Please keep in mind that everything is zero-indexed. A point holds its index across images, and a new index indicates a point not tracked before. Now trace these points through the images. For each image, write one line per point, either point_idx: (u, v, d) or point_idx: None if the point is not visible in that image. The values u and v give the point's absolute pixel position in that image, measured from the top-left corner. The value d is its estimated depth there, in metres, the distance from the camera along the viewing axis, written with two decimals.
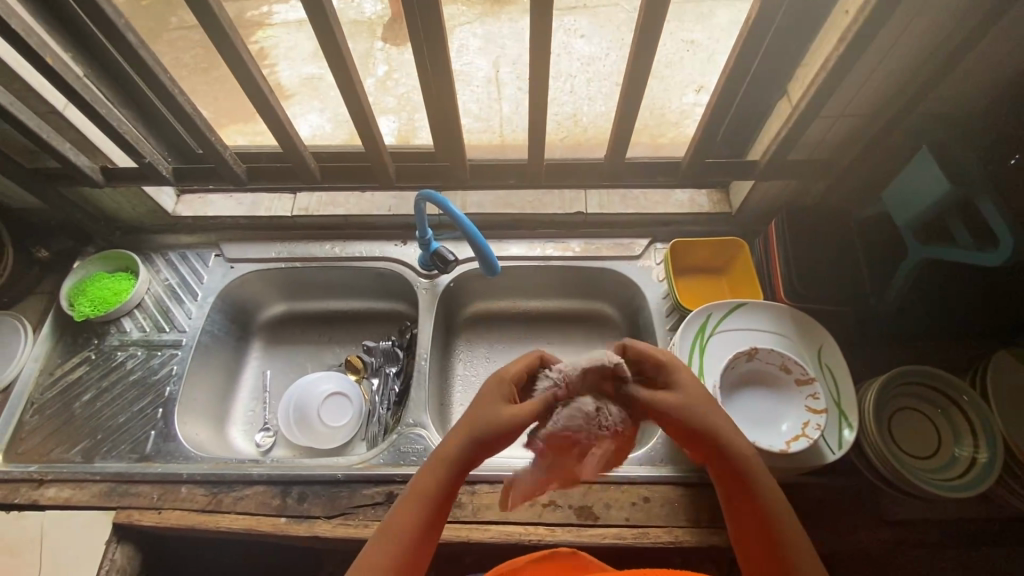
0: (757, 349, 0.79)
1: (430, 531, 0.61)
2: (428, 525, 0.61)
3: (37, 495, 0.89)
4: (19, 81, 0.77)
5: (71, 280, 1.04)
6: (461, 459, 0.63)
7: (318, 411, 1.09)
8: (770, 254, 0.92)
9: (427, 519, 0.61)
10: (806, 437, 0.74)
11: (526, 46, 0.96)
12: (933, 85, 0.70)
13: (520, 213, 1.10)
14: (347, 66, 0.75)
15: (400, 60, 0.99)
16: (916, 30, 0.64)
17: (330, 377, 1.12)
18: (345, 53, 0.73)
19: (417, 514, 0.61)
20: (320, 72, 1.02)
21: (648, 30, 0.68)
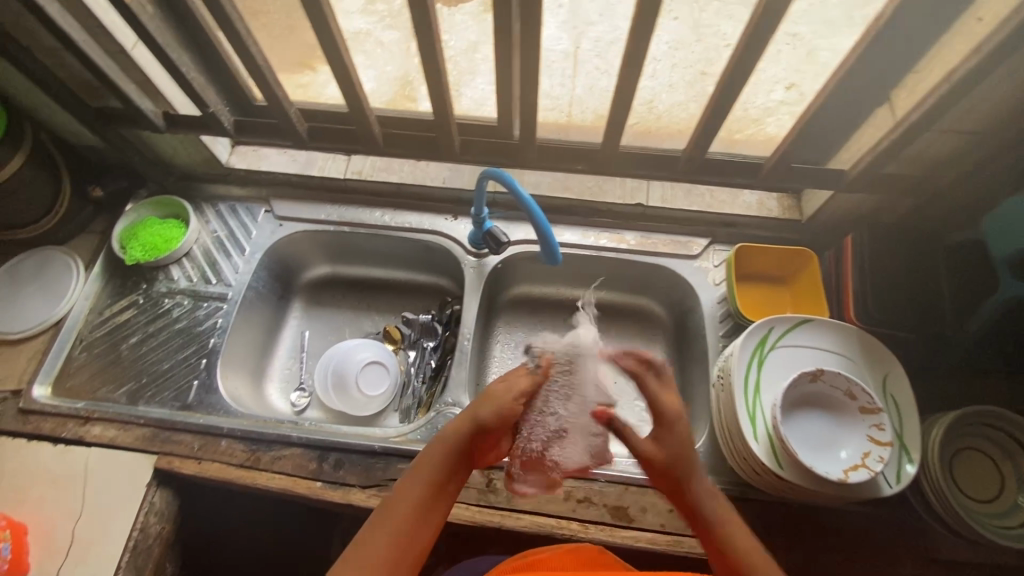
0: (823, 371, 0.74)
1: (422, 528, 0.61)
2: (426, 518, 0.61)
3: (83, 432, 0.91)
4: (90, 16, 0.75)
5: (123, 223, 1.05)
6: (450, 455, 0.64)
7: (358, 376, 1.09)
8: (843, 272, 0.87)
9: (425, 510, 0.61)
10: (866, 468, 0.71)
11: (614, 22, 0.79)
12: None
13: (577, 198, 1.07)
14: (432, 30, 0.71)
15: (452, 21, 0.80)
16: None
17: (366, 346, 1.12)
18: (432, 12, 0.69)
19: (419, 500, 0.61)
20: (369, 27, 0.80)
21: None
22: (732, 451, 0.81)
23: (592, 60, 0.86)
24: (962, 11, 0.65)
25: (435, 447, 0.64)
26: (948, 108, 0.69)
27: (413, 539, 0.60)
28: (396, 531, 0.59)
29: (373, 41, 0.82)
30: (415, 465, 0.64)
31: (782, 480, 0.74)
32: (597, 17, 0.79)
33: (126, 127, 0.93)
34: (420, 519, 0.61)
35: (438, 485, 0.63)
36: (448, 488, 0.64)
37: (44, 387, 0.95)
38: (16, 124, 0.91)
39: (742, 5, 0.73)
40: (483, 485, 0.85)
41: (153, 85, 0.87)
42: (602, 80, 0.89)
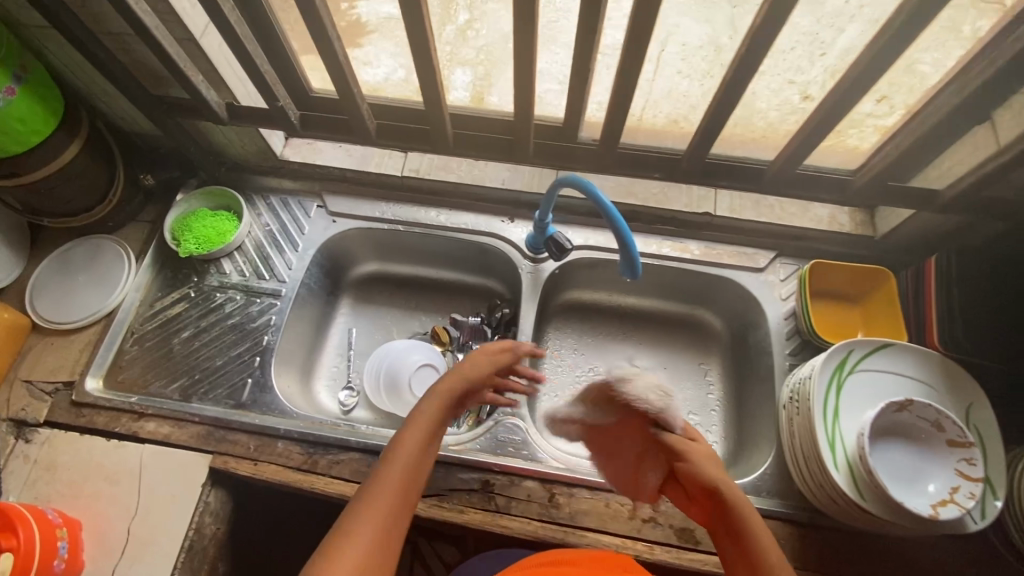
0: (912, 402, 0.71)
1: (397, 524, 0.62)
2: (399, 516, 0.62)
3: (137, 428, 0.89)
4: (165, 2, 0.72)
5: (175, 214, 1.03)
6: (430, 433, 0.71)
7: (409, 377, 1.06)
8: (924, 292, 0.85)
9: (398, 507, 0.63)
10: (956, 504, 0.68)
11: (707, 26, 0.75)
12: None
13: (642, 204, 1.03)
14: (532, 32, 0.68)
15: (484, 10, 0.74)
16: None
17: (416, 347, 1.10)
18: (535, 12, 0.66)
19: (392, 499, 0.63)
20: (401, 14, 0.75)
21: None
22: (807, 477, 0.78)
23: (675, 64, 0.82)
24: None
25: (398, 448, 0.67)
26: None
27: (389, 537, 0.60)
28: (375, 528, 0.60)
29: (452, 38, 0.79)
30: (381, 467, 0.66)
31: (865, 511, 0.71)
32: (690, 20, 0.75)
33: (186, 117, 0.91)
34: (394, 517, 0.62)
35: (407, 482, 0.65)
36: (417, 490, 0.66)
37: (96, 379, 0.93)
38: (73, 110, 0.89)
39: (849, 14, 0.70)
40: (546, 500, 0.83)
41: (219, 75, 0.84)
42: (684, 85, 0.85)
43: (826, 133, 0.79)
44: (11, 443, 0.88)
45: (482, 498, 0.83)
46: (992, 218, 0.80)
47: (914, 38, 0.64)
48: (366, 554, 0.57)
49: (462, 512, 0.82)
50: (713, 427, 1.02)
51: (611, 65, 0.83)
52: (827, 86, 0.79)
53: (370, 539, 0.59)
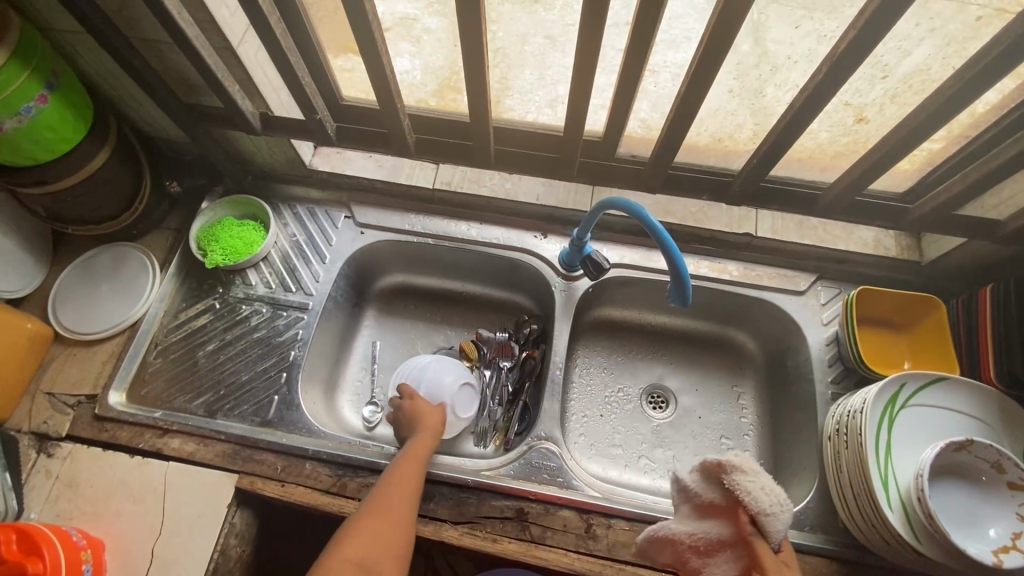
0: (972, 442, 0.68)
1: (399, 527, 0.72)
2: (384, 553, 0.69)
3: (161, 445, 0.87)
4: (206, 10, 0.69)
5: (201, 222, 1.00)
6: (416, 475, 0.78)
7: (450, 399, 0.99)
8: (980, 322, 0.82)
9: (385, 539, 0.70)
10: (1019, 551, 0.65)
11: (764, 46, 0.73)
12: None
13: (680, 223, 1.00)
14: (593, 50, 0.66)
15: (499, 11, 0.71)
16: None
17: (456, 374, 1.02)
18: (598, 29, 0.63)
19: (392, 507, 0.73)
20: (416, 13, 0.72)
21: None
22: (856, 516, 0.75)
23: (727, 82, 0.79)
24: None
25: (398, 466, 0.78)
26: None
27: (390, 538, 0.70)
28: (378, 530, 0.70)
29: (499, 51, 0.77)
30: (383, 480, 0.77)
31: (921, 556, 0.68)
32: (748, 39, 0.72)
33: (218, 126, 0.89)
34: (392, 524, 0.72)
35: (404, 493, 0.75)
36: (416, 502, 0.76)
37: (119, 393, 0.91)
38: (102, 117, 0.86)
39: (918, 37, 0.67)
40: (582, 530, 0.80)
41: (255, 85, 0.82)
42: (733, 102, 0.82)
43: (884, 159, 0.76)
44: (32, 458, 0.85)
45: (517, 527, 0.80)
46: None
47: (994, 65, 0.61)
48: (366, 550, 0.68)
49: (496, 541, 0.79)
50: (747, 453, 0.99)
51: (659, 82, 0.80)
52: (885, 109, 0.76)
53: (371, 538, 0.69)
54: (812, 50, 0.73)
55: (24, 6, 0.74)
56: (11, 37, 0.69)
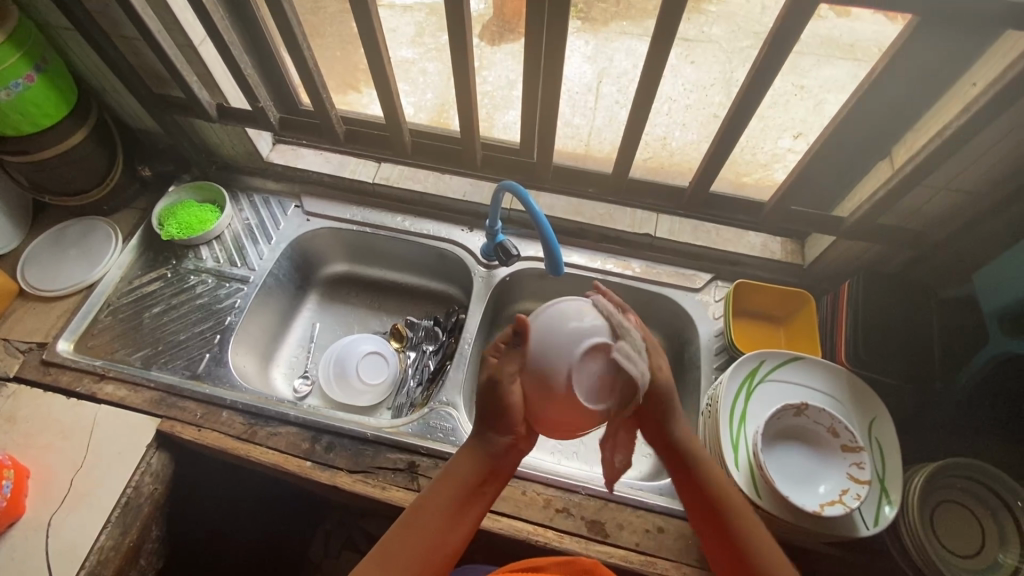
0: (807, 406, 0.76)
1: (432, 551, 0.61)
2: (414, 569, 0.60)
3: (96, 389, 0.95)
4: (169, 12, 0.85)
5: (165, 202, 1.13)
6: (475, 475, 0.66)
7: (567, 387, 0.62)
8: (837, 314, 0.90)
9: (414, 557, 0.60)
10: (842, 504, 0.72)
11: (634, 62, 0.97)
12: None
13: (588, 222, 1.10)
14: (468, 55, 0.81)
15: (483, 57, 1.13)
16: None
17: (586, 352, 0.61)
18: (467, 28, 0.77)
19: (451, 505, 0.64)
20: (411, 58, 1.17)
21: (761, 79, 0.68)
22: None
23: (613, 94, 1.02)
24: (958, 76, 0.68)
25: (463, 457, 0.67)
26: (938, 169, 0.73)
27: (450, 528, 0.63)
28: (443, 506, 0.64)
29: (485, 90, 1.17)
30: (443, 474, 0.67)
31: (759, 509, 0.74)
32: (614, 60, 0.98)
33: (181, 114, 1.03)
34: (451, 525, 0.63)
35: (465, 492, 0.65)
36: (465, 505, 0.65)
37: (68, 343, 1.00)
38: (86, 102, 1.02)
39: None
40: None
41: (213, 78, 0.97)
42: (620, 112, 1.03)
43: None
44: None
45: (406, 478, 0.87)
46: (896, 244, 0.85)
47: None
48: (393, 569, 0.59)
49: (386, 489, 0.86)
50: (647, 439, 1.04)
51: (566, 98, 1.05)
52: None
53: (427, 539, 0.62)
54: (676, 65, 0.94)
55: (25, 3, 0.91)
56: (10, 24, 0.85)
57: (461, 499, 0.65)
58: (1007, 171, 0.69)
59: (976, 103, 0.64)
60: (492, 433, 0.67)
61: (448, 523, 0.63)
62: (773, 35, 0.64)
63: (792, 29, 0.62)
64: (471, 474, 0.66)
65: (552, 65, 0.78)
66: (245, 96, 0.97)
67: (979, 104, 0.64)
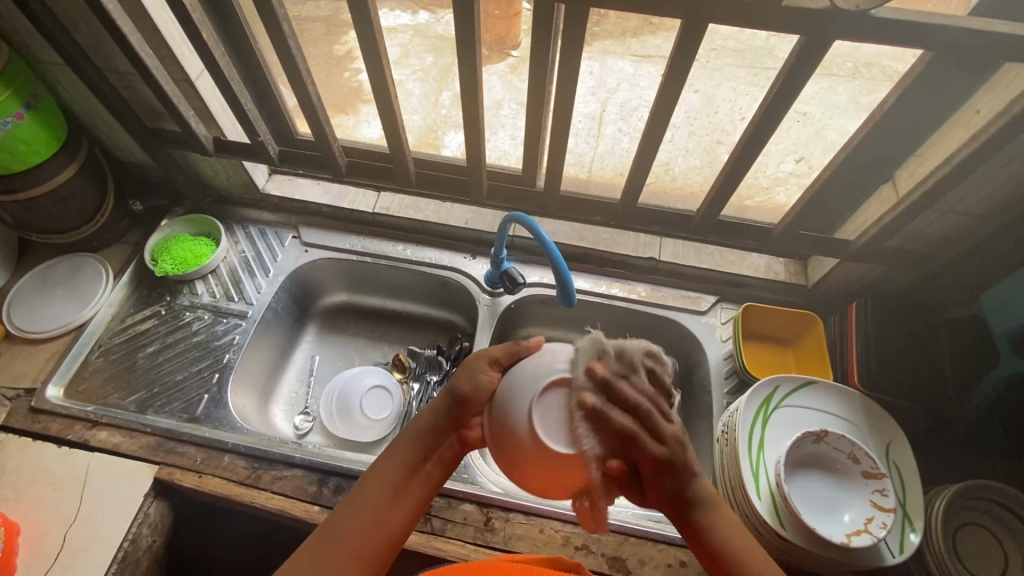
0: (827, 433, 0.75)
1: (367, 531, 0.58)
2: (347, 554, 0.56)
3: (89, 436, 0.91)
4: (168, 48, 0.84)
5: (158, 236, 1.10)
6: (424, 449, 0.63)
7: (524, 398, 0.55)
8: (846, 334, 0.90)
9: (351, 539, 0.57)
10: (868, 533, 0.71)
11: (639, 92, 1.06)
12: None
13: (592, 247, 1.10)
14: (477, 87, 0.81)
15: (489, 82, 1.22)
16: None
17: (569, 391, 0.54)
18: (476, 61, 0.77)
19: (394, 479, 0.61)
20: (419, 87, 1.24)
21: (774, 111, 0.69)
22: (733, 509, 0.80)
23: (616, 121, 1.07)
24: (960, 104, 0.69)
25: (409, 431, 0.65)
26: (944, 195, 0.74)
27: (392, 506, 0.60)
28: (383, 484, 0.61)
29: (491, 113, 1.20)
30: (391, 448, 0.64)
31: (785, 541, 0.73)
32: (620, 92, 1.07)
33: (176, 148, 1.01)
34: (391, 503, 0.60)
35: (411, 467, 0.62)
36: (410, 483, 0.62)
37: (57, 388, 0.96)
38: (75, 137, 0.99)
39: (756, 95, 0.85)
40: (482, 523, 0.84)
41: (210, 112, 0.96)
42: (624, 139, 1.05)
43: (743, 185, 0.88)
44: None
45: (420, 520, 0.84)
46: (902, 266, 0.86)
47: None
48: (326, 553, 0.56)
49: None
50: None
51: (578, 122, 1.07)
52: None
53: (366, 500, 0.59)
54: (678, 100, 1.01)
55: (12, 39, 0.88)
56: None
57: (404, 475, 0.62)
58: (1011, 197, 0.70)
59: (982, 132, 0.66)
60: (441, 410, 0.64)
61: (388, 501, 0.60)
62: (786, 69, 0.64)
63: (804, 63, 0.63)
64: (418, 450, 0.63)
65: (562, 95, 0.78)
66: (244, 129, 0.96)
67: (987, 133, 0.65)
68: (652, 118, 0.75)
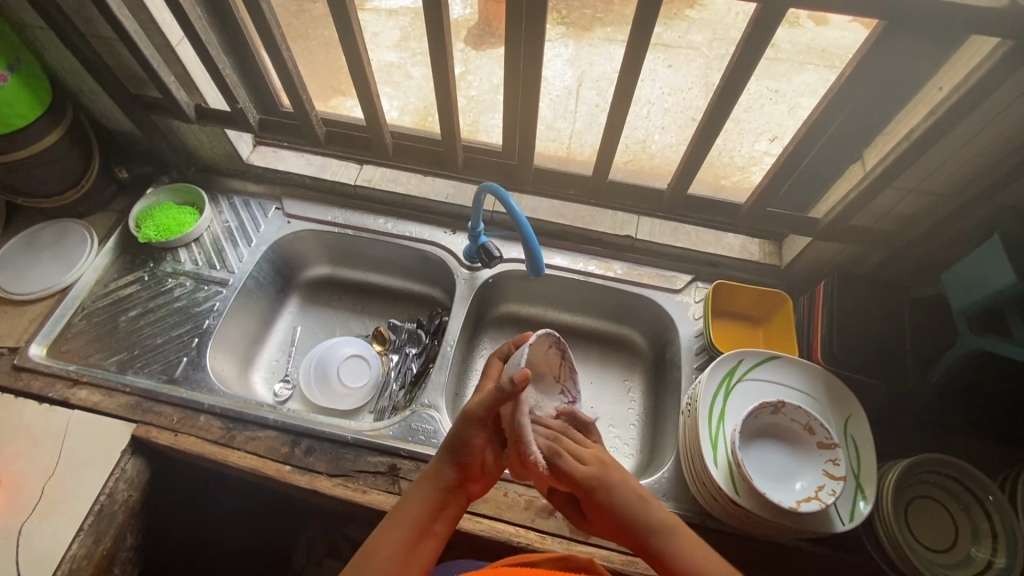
0: (784, 405, 0.77)
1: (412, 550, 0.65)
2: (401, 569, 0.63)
3: (69, 394, 0.93)
4: (147, 12, 0.85)
5: (143, 204, 1.12)
6: (455, 468, 0.70)
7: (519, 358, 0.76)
8: (814, 312, 0.92)
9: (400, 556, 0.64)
10: (817, 500, 0.73)
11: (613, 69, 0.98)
12: (1003, 185, 0.69)
13: (570, 224, 1.11)
14: (447, 58, 0.82)
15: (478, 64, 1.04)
16: (997, 126, 0.65)
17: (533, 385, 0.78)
18: (446, 28, 0.78)
19: (432, 499, 0.69)
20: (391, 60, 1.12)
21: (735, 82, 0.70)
22: (692, 478, 0.82)
23: (592, 98, 1.03)
24: (922, 80, 0.70)
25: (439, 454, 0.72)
26: (906, 171, 0.75)
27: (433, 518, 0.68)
28: (423, 500, 0.69)
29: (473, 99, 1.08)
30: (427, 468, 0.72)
31: (738, 507, 0.75)
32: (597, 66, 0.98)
33: (159, 115, 1.03)
34: (430, 519, 0.68)
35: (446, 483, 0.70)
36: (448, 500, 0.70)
37: (41, 347, 0.98)
38: (61, 103, 1.00)
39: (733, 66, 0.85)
40: None
41: (190, 79, 0.97)
42: (601, 115, 1.05)
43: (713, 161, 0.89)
44: None
45: (388, 481, 0.86)
46: (869, 246, 0.87)
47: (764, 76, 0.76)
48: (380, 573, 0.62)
49: (367, 492, 0.85)
50: (629, 440, 1.04)
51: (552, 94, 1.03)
52: None
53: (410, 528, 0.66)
54: (652, 70, 0.95)
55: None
56: None
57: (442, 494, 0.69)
58: (970, 176, 0.71)
59: (939, 108, 0.67)
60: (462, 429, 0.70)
61: (430, 516, 0.68)
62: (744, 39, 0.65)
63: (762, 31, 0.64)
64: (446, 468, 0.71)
65: (531, 64, 0.79)
66: (224, 97, 0.97)
67: (945, 107, 0.66)
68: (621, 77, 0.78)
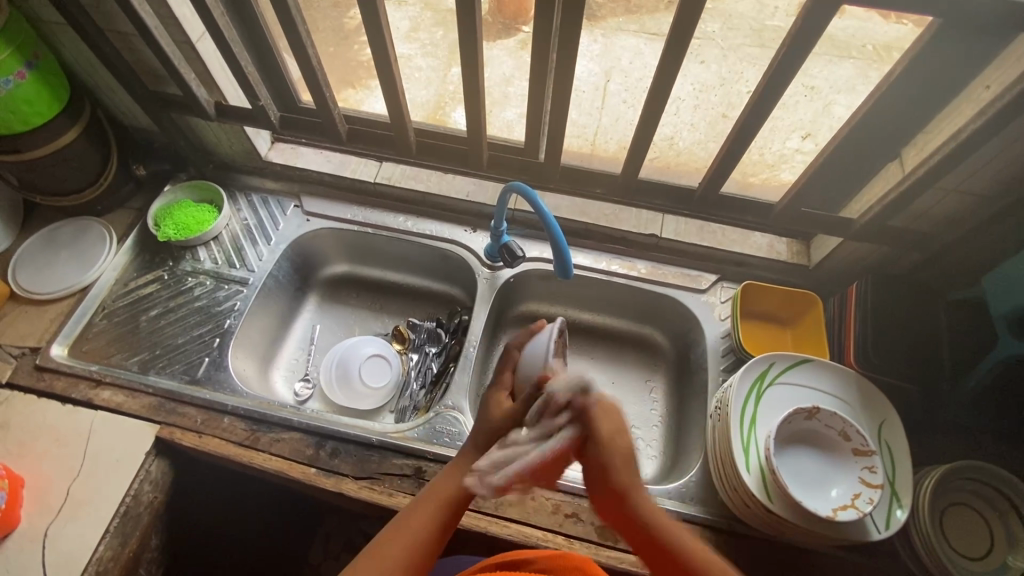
0: (819, 410, 0.76)
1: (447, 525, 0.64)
2: (433, 543, 0.63)
3: (93, 395, 0.93)
4: (169, 8, 0.83)
5: (162, 201, 1.11)
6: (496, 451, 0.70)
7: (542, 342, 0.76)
8: (845, 314, 0.90)
9: (437, 530, 0.63)
10: (855, 508, 0.72)
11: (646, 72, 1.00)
12: None
13: (593, 222, 1.09)
14: (477, 57, 0.80)
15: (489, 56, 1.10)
16: None
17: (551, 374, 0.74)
18: (476, 25, 0.76)
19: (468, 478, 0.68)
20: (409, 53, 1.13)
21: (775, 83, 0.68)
22: (722, 483, 0.81)
23: (621, 93, 1.03)
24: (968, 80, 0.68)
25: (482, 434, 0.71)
26: (948, 173, 0.73)
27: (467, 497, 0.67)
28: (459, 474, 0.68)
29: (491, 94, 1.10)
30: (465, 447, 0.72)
31: (772, 513, 0.73)
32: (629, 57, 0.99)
33: (178, 112, 1.02)
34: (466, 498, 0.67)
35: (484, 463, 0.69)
36: None
37: (62, 347, 0.98)
38: (78, 100, 0.99)
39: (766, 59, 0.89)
40: None
41: (211, 77, 0.96)
42: (628, 111, 1.04)
43: None
44: None
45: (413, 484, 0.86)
46: (905, 247, 0.85)
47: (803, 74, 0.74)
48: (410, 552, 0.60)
49: (393, 495, 0.85)
50: (652, 442, 1.02)
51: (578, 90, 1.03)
52: None
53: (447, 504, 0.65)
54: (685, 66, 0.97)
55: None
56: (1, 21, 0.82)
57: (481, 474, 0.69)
58: (1015, 178, 0.69)
59: (991, 107, 0.64)
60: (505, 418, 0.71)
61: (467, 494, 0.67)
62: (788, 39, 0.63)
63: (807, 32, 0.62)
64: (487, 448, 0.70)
65: (563, 62, 0.77)
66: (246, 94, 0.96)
67: (993, 109, 0.64)
68: (656, 80, 0.75)
